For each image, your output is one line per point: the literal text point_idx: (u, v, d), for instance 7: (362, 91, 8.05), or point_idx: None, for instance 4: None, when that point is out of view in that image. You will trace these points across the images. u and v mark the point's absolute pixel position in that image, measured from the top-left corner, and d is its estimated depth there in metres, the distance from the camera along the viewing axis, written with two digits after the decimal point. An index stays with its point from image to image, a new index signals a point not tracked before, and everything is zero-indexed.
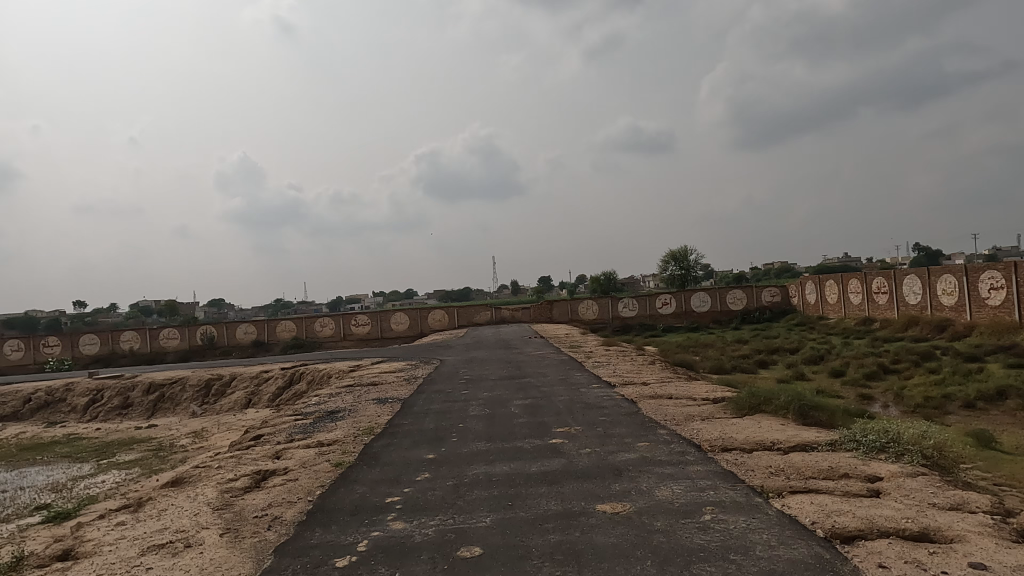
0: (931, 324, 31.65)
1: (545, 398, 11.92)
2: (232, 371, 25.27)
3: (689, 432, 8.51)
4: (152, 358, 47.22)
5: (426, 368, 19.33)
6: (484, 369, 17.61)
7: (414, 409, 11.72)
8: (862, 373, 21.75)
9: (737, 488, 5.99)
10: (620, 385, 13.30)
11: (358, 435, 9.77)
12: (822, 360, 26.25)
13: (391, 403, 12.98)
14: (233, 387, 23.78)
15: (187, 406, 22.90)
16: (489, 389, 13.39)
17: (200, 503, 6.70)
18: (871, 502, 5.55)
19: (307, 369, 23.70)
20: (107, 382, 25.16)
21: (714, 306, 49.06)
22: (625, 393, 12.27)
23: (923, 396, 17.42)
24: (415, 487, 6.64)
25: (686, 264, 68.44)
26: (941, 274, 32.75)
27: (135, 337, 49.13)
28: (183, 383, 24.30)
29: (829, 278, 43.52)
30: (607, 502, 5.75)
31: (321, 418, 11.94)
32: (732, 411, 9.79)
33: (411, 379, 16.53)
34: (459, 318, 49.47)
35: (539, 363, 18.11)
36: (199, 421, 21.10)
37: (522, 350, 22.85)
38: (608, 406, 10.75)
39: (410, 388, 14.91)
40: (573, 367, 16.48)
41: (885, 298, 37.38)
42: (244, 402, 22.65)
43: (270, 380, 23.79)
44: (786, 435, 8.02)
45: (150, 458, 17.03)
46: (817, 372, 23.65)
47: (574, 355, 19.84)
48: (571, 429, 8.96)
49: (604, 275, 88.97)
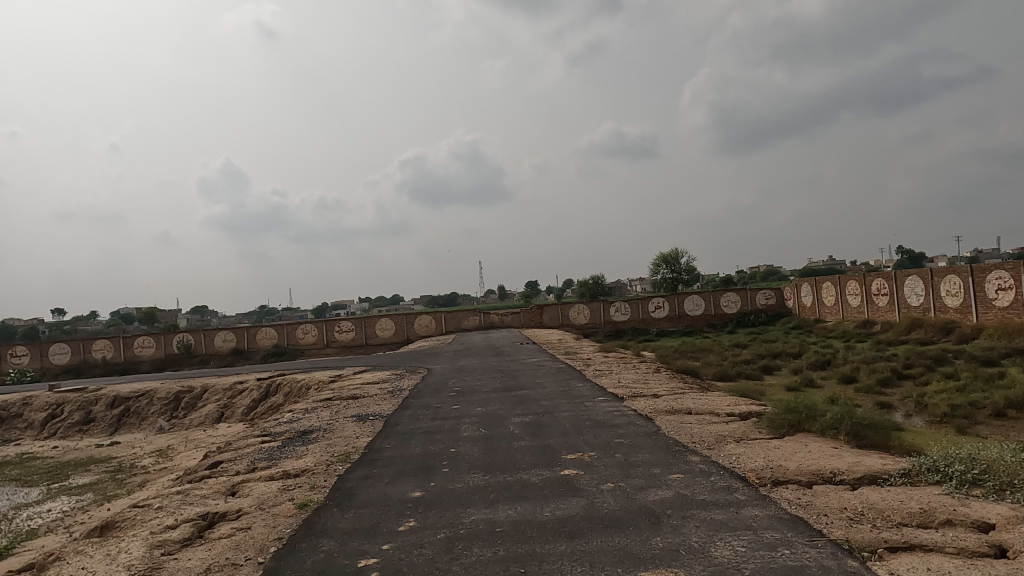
0: (937, 326, 30.57)
1: (548, 414, 10.47)
2: (204, 381, 23.61)
3: (728, 458, 7.11)
4: (126, 368, 45.24)
5: (414, 379, 17.80)
6: (476, 379, 16.09)
7: (398, 429, 10.24)
8: (876, 378, 20.53)
9: (819, 545, 4.57)
10: (629, 398, 11.91)
11: (332, 464, 8.27)
12: (828, 365, 25.01)
13: (373, 421, 11.46)
14: (204, 400, 22.12)
15: (154, 421, 21.19)
16: (482, 404, 11.90)
17: (117, 566, 5.18)
18: (1005, 567, 4.16)
19: (285, 380, 22.11)
20: (69, 396, 23.41)
21: (708, 309, 47.91)
22: (637, 407, 10.87)
23: (949, 405, 16.15)
24: (396, 542, 5.17)
25: (677, 267, 67.31)
26: (946, 274, 31.71)
27: (107, 346, 47.07)
28: (150, 396, 22.61)
29: (826, 280, 42.44)
30: (652, 568, 4.31)
31: (291, 440, 10.40)
32: (769, 430, 8.40)
33: (396, 392, 15.04)
34: (447, 324, 47.95)
35: (535, 372, 16.62)
36: (166, 438, 19.43)
37: (515, 358, 21.32)
38: (621, 424, 9.34)
39: (394, 402, 13.38)
40: (574, 377, 15.01)
41: (885, 300, 36.30)
42: (216, 416, 20.99)
43: (245, 392, 22.17)
44: (847, 464, 6.64)
45: (106, 481, 15.38)
46: (826, 378, 22.38)
47: (571, 363, 18.40)
48: (584, 456, 7.52)
49: (593, 279, 87.85)
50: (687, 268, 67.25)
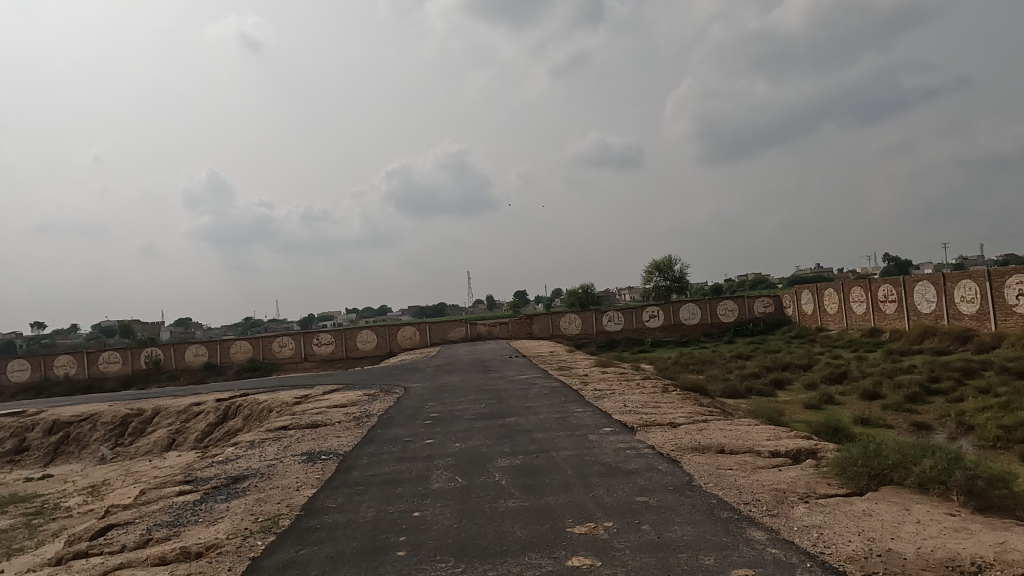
0: (952, 335, 28.66)
1: (543, 455, 8.26)
2: (157, 403, 21.24)
3: (805, 536, 4.94)
4: (90, 386, 42.58)
5: (386, 402, 15.45)
6: (458, 403, 13.81)
7: (352, 478, 7.97)
8: (903, 394, 18.49)
9: None
10: (641, 428, 9.71)
11: (247, 540, 5.98)
12: (845, 378, 23.00)
13: (324, 463, 9.13)
14: (154, 424, 19.73)
15: (95, 450, 18.76)
16: (462, 439, 9.63)
17: None
18: None
19: (246, 401, 19.74)
20: (4, 422, 20.94)
21: (704, 318, 45.94)
22: (654, 442, 8.69)
23: (999, 426, 14.09)
24: None
25: (670, 275, 65.46)
26: (960, 279, 29.85)
27: (70, 362, 44.37)
28: (94, 421, 20.16)
29: (827, 287, 40.59)
30: None
31: (214, 492, 8.08)
32: (843, 483, 6.23)
33: (363, 420, 12.74)
34: (431, 336, 45.46)
35: (526, 394, 14.39)
36: (104, 471, 17.01)
37: (502, 374, 19.08)
38: (641, 471, 7.16)
39: (357, 435, 11.04)
40: (572, 400, 12.76)
41: (893, 307, 34.42)
42: (165, 444, 18.58)
43: (201, 416, 19.75)
44: (988, 550, 4.50)
45: (18, 528, 12.99)
46: (846, 393, 20.30)
47: (567, 382, 16.14)
48: (598, 531, 5.30)
49: (583, 289, 85.93)
50: (680, 276, 65.31)
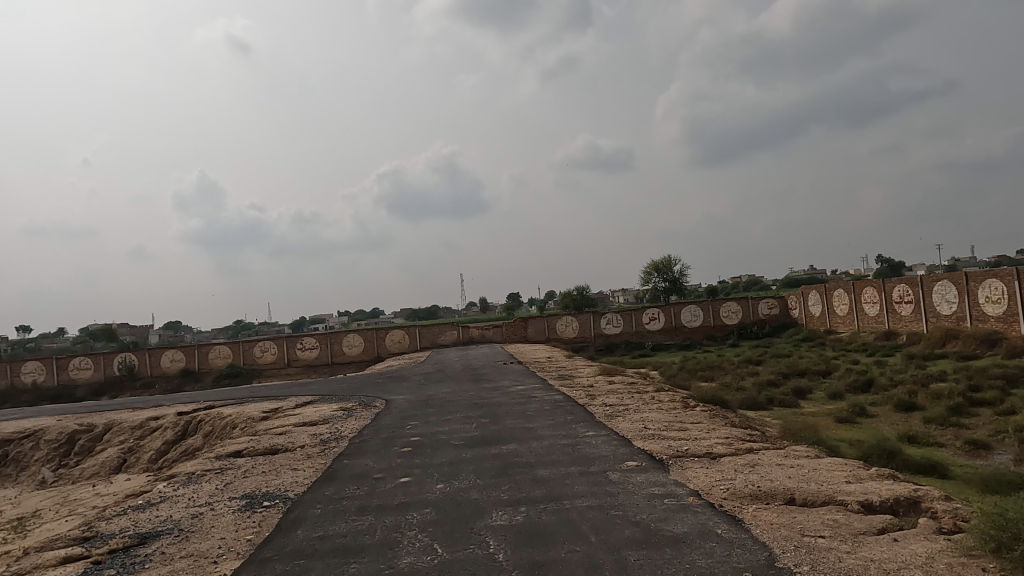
0: (977, 338, 26.72)
1: (551, 508, 6.13)
2: (111, 417, 19.09)
3: None
4: (59, 393, 40.33)
5: (362, 420, 13.29)
6: (444, 423, 11.68)
7: (290, 543, 5.80)
8: (945, 406, 16.49)
9: None
10: (673, 463, 7.60)
11: None
12: (871, 386, 20.99)
13: (265, 515, 6.96)
14: (105, 442, 17.56)
15: (36, 473, 16.67)
16: (446, 479, 7.51)
17: None
18: None
19: (209, 415, 17.57)
20: None
21: (706, 320, 43.96)
22: (698, 486, 6.59)
23: None
24: None
25: (669, 276, 63.47)
26: (984, 278, 27.95)
27: (39, 369, 42.13)
28: (38, 440, 17.99)
29: (837, 287, 38.62)
30: None
31: (102, 563, 5.91)
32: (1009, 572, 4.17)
33: (330, 447, 10.55)
34: (421, 340, 43.33)
35: (524, 411, 12.25)
36: (39, 498, 14.85)
37: (496, 385, 16.96)
38: (696, 541, 5.05)
39: (318, 470, 8.87)
40: (579, 421, 10.64)
41: (909, 309, 32.48)
42: (115, 465, 16.41)
43: (157, 432, 17.56)
44: None
45: None
46: (879, 404, 18.26)
47: (570, 395, 14.05)
48: None
49: (579, 291, 84.15)
50: (679, 277, 63.36)
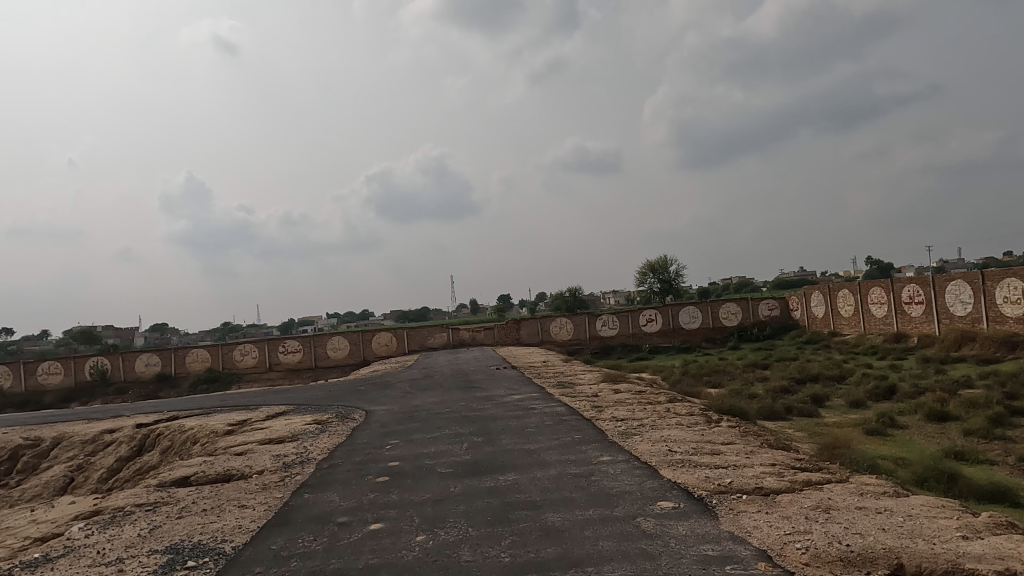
0: (995, 340, 25.24)
1: None
2: (62, 430, 17.27)
3: None
4: (27, 400, 38.23)
5: (336, 438, 11.47)
6: (429, 442, 9.96)
7: None
8: (986, 417, 14.87)
9: None
10: (721, 506, 5.90)
11: None
12: (893, 394, 19.41)
13: None
14: (51, 459, 15.71)
15: None
16: (430, 528, 5.79)
17: None
18: None
19: (169, 428, 15.73)
20: None
21: (705, 322, 42.44)
22: (765, 546, 4.90)
23: None
24: None
25: (664, 276, 61.90)
26: (1002, 278, 26.46)
27: (6, 374, 40.07)
28: None
29: (842, 288, 37.12)
30: None
31: None
32: None
33: (291, 475, 8.74)
34: (409, 342, 41.53)
35: (522, 427, 10.52)
36: None
37: (489, 395, 15.22)
38: None
39: (270, 510, 7.07)
40: (590, 442, 8.94)
41: (920, 309, 31.02)
42: (60, 485, 14.56)
43: (111, 447, 15.71)
44: None
45: None
46: (909, 413, 16.64)
47: (575, 407, 12.30)
48: None
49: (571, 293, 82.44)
50: (674, 278, 61.84)
